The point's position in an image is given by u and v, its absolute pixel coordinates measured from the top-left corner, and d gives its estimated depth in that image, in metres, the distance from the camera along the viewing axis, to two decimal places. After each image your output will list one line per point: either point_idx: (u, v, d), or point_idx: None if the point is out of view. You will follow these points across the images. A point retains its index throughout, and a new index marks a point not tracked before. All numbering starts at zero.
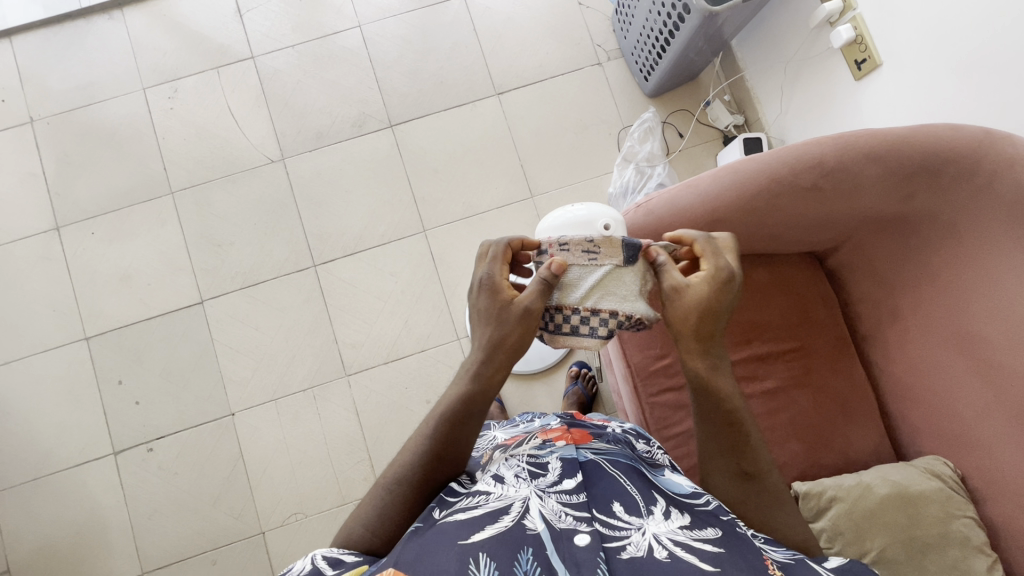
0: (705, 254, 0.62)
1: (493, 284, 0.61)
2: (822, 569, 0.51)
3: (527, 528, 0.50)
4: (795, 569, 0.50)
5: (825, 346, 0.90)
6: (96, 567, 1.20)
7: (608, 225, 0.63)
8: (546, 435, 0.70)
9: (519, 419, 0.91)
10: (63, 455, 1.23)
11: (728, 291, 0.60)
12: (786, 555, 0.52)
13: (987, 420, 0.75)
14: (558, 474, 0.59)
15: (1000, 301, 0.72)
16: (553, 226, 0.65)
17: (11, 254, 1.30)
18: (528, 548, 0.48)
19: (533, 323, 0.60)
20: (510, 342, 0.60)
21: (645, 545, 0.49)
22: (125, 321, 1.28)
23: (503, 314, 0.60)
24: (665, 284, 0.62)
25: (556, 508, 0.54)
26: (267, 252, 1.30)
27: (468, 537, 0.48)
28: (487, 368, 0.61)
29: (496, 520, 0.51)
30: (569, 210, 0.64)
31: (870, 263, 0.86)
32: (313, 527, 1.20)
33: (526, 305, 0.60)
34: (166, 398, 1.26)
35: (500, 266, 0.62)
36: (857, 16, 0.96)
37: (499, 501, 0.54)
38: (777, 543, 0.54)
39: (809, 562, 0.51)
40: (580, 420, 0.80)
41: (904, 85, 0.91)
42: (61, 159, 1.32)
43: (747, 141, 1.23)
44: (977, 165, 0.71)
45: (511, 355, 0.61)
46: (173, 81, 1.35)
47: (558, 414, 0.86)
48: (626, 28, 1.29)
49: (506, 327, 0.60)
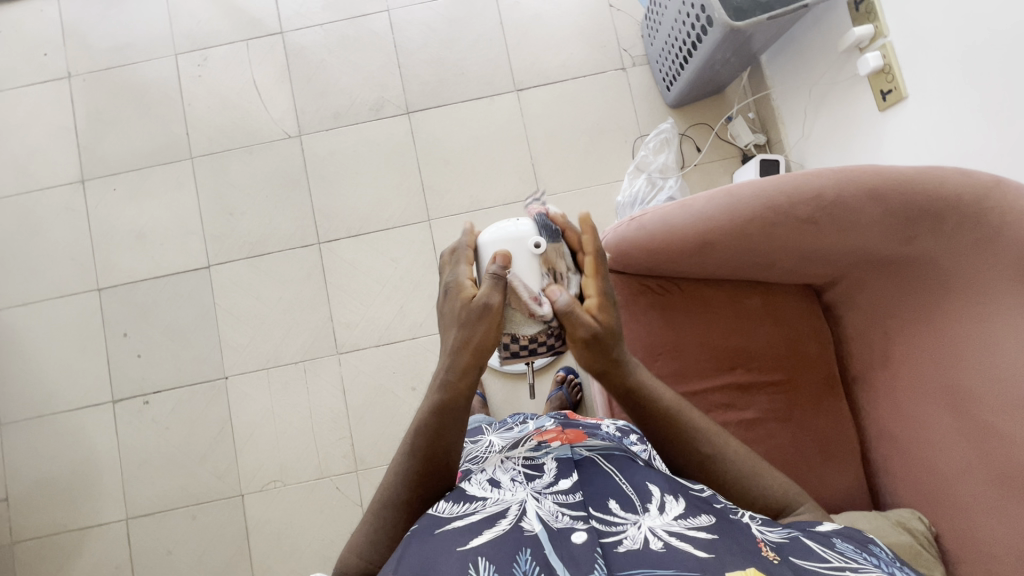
0: (591, 275, 0.61)
1: (459, 284, 0.60)
2: (817, 546, 0.53)
3: (524, 530, 0.51)
4: (791, 551, 0.52)
5: (812, 383, 0.87)
6: (86, 508, 1.26)
7: (540, 244, 0.60)
8: (541, 437, 0.71)
9: (512, 420, 0.91)
10: (66, 397, 1.30)
11: (616, 308, 0.62)
12: (781, 535, 0.54)
13: (967, 480, 0.71)
14: (554, 474, 0.61)
15: (991, 359, 0.68)
16: (491, 241, 0.61)
17: (38, 201, 1.36)
18: (526, 550, 0.48)
19: (492, 317, 0.56)
20: (476, 344, 0.57)
21: (641, 538, 0.50)
22: (136, 277, 1.33)
23: (464, 313, 0.57)
24: (579, 334, 0.59)
25: (553, 509, 0.54)
26: (275, 225, 1.33)
27: (466, 543, 0.50)
28: (462, 369, 0.58)
29: (493, 525, 0.52)
30: (502, 225, 0.61)
31: (866, 303, 0.83)
32: (289, 496, 1.24)
33: (483, 300, 0.56)
34: (167, 354, 1.30)
35: (466, 268, 0.61)
36: (887, 44, 0.91)
37: (496, 506, 0.55)
38: (773, 523, 0.56)
39: (803, 537, 0.54)
40: (575, 417, 0.81)
41: (930, 121, 0.87)
42: (92, 115, 1.38)
43: (764, 162, 1.19)
44: (982, 214, 0.67)
45: (478, 355, 0.58)
46: (204, 50, 1.39)
47: (551, 414, 0.87)
48: (653, 34, 1.27)
49: (472, 326, 0.57)
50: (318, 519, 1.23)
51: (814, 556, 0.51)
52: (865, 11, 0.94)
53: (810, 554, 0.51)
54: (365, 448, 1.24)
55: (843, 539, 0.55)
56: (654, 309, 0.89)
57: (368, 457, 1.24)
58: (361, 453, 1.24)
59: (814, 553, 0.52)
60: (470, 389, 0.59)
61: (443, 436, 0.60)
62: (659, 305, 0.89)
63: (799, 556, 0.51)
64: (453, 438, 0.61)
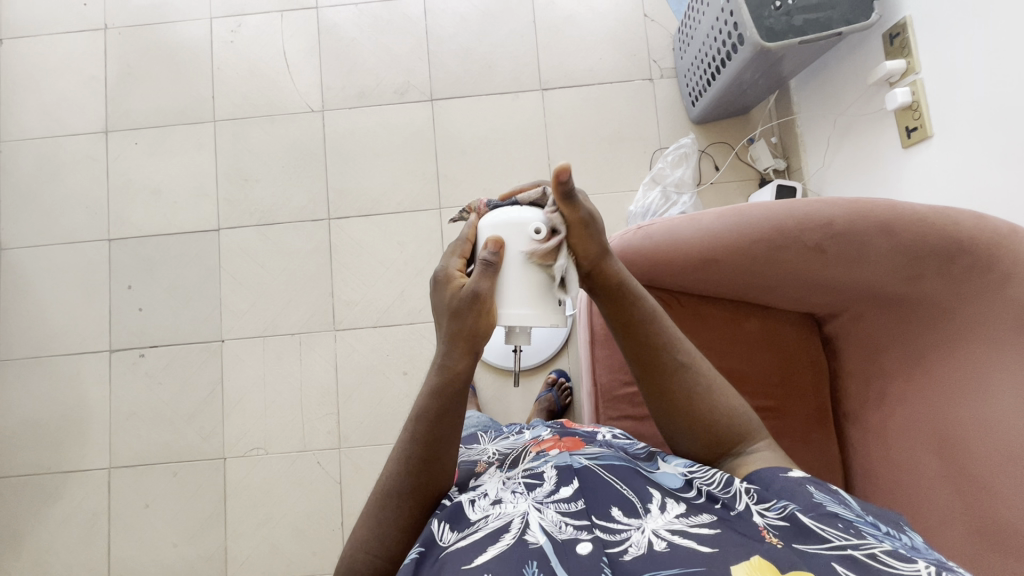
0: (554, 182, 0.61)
1: (448, 274, 0.60)
2: (815, 523, 0.50)
3: (528, 543, 0.50)
4: (792, 536, 0.50)
5: (803, 416, 0.86)
6: (71, 452, 1.28)
7: (540, 230, 0.57)
8: (539, 447, 0.71)
9: (509, 429, 0.87)
10: (65, 342, 1.32)
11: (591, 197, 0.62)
12: (780, 515, 0.52)
13: (947, 530, 0.69)
14: (555, 483, 0.61)
15: (988, 409, 0.67)
16: (490, 223, 0.59)
17: (60, 147, 1.38)
18: (532, 562, 0.48)
19: (482, 305, 0.57)
20: (470, 335, 0.58)
21: (645, 543, 0.50)
22: (147, 231, 1.35)
23: (455, 301, 0.58)
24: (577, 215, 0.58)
25: (555, 519, 0.54)
26: (288, 195, 1.34)
27: (470, 562, 0.49)
28: (460, 353, 0.58)
29: (497, 540, 0.51)
30: (501, 210, 0.59)
31: (866, 338, 0.81)
32: (270, 464, 1.25)
33: (472, 289, 0.57)
34: (167, 311, 1.32)
35: (457, 260, 0.61)
36: (918, 80, 0.90)
37: (499, 520, 0.55)
38: (771, 498, 0.54)
39: (799, 511, 0.51)
40: (571, 426, 0.81)
41: (952, 163, 0.86)
42: (122, 69, 1.40)
43: (781, 187, 1.18)
44: (993, 260, 0.66)
45: (473, 342, 0.58)
46: (239, 16, 1.40)
47: (545, 423, 0.86)
48: (684, 48, 1.26)
49: (463, 317, 0.57)
50: (296, 490, 1.23)
51: (812, 537, 0.49)
52: (900, 45, 0.93)
53: (809, 537, 0.49)
54: (350, 426, 1.25)
55: (816, 487, 0.54)
56: None
57: (352, 435, 1.25)
58: (346, 431, 1.25)
59: (813, 532, 0.49)
60: (467, 373, 0.59)
61: (444, 422, 0.59)
62: None
63: (800, 542, 0.49)
64: (452, 430, 0.60)
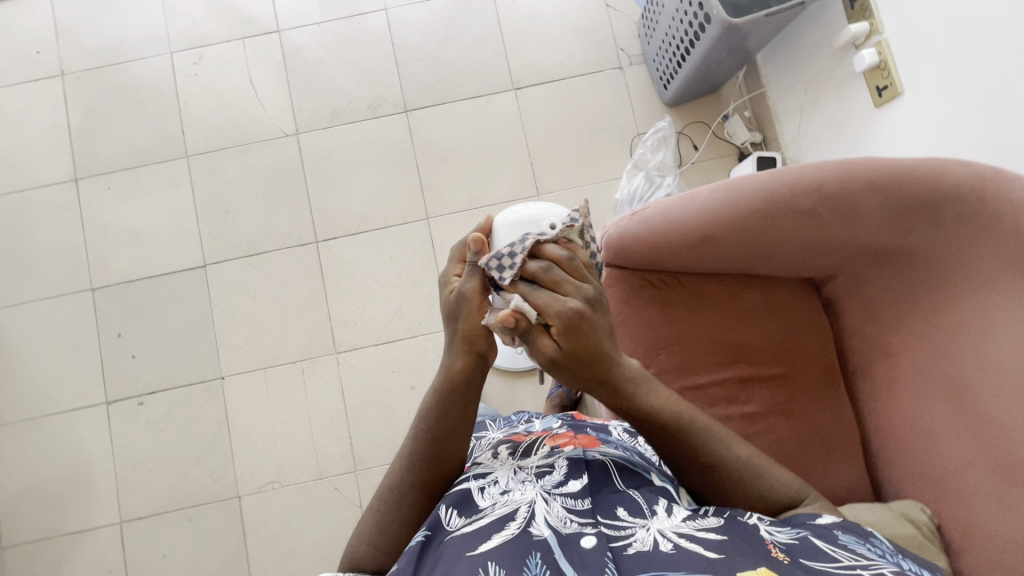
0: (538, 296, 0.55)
1: (445, 279, 0.63)
2: (826, 544, 0.51)
3: (532, 535, 0.50)
4: (800, 552, 0.50)
5: (812, 377, 0.87)
6: (77, 511, 1.24)
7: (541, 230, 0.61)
8: (554, 441, 0.70)
9: (517, 419, 0.88)
10: (60, 399, 1.28)
11: (583, 326, 0.54)
12: (790, 536, 0.52)
13: (966, 471, 0.71)
14: (564, 474, 0.61)
15: (991, 348, 0.69)
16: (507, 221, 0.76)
17: (31, 200, 1.34)
18: (535, 553, 0.48)
19: (468, 304, 0.59)
20: (465, 332, 0.59)
21: (650, 541, 0.50)
22: (130, 276, 1.32)
23: (448, 302, 0.61)
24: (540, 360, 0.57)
25: (561, 514, 0.54)
26: (271, 223, 1.32)
27: (475, 548, 0.49)
28: (460, 351, 0.60)
29: (502, 528, 0.51)
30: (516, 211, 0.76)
31: (866, 294, 0.83)
32: (286, 497, 1.22)
33: (460, 288, 0.59)
34: (160, 354, 1.29)
35: (454, 265, 0.64)
36: (882, 40, 0.93)
37: (505, 507, 0.55)
38: (781, 524, 0.54)
39: (811, 536, 0.52)
40: (581, 418, 0.83)
41: (921, 116, 0.89)
42: (86, 115, 1.36)
43: (761, 158, 1.20)
44: (980, 205, 0.68)
45: (472, 341, 0.60)
46: (200, 48, 1.38)
47: (556, 414, 0.86)
48: (649, 32, 1.27)
49: (456, 314, 0.59)
50: (316, 521, 1.21)
51: (823, 556, 0.49)
52: (861, 8, 0.96)
53: (820, 555, 0.49)
54: (363, 446, 1.24)
55: (844, 531, 0.53)
56: (655, 304, 0.90)
57: (366, 457, 1.23)
58: (359, 453, 1.23)
59: (823, 553, 0.49)
60: (466, 370, 0.60)
61: (449, 417, 0.61)
62: (660, 301, 0.90)
63: (810, 557, 0.48)
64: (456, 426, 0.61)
